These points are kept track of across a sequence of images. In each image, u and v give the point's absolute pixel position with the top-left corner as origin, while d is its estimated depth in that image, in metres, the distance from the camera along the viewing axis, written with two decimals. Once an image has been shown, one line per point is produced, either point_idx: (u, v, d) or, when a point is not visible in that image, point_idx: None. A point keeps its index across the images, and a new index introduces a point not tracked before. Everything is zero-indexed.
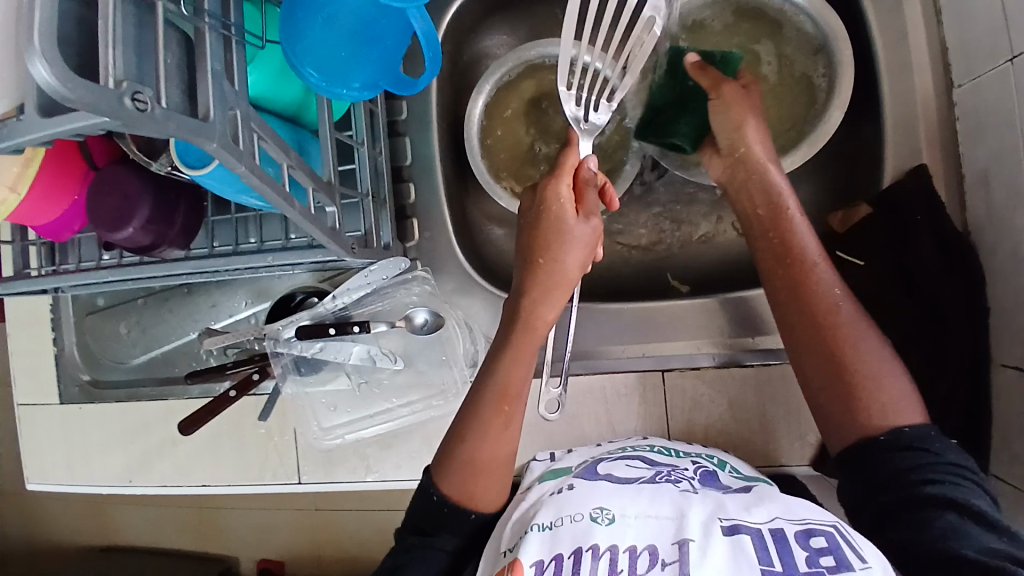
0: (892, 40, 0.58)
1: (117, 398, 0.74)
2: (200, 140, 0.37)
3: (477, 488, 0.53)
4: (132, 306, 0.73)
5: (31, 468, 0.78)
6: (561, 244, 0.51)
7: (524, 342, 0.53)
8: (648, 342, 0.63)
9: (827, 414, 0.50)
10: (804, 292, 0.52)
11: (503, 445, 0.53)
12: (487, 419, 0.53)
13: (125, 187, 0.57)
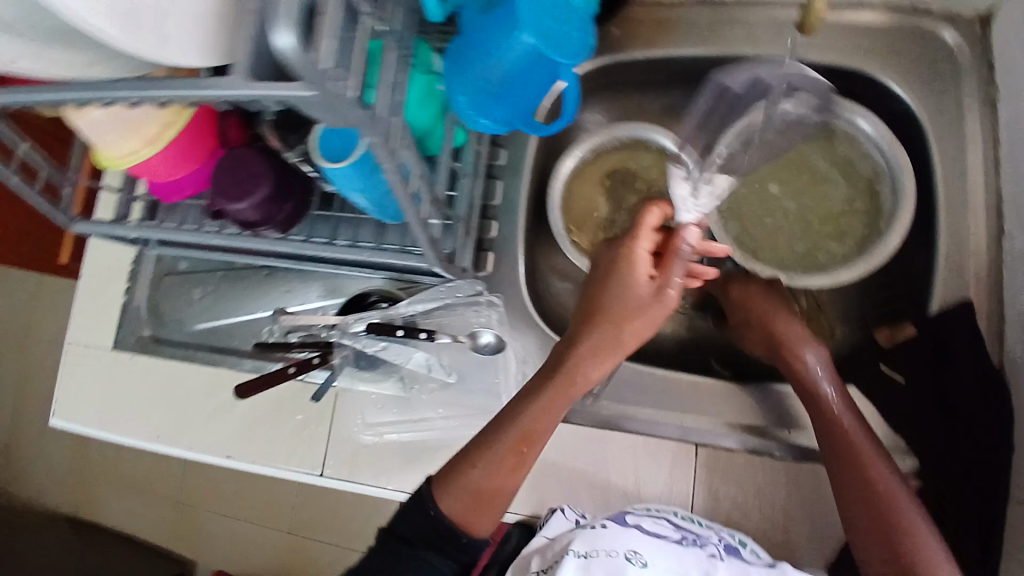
0: (954, 185, 0.64)
1: (170, 356, 0.77)
2: (369, 131, 0.43)
3: (476, 517, 0.54)
4: (212, 275, 0.78)
5: (63, 404, 0.80)
6: (631, 306, 0.57)
7: (558, 394, 0.56)
8: (684, 413, 0.67)
9: (867, 550, 0.53)
10: (861, 472, 0.55)
11: (512, 479, 0.55)
12: (503, 455, 0.55)
13: (251, 168, 0.64)
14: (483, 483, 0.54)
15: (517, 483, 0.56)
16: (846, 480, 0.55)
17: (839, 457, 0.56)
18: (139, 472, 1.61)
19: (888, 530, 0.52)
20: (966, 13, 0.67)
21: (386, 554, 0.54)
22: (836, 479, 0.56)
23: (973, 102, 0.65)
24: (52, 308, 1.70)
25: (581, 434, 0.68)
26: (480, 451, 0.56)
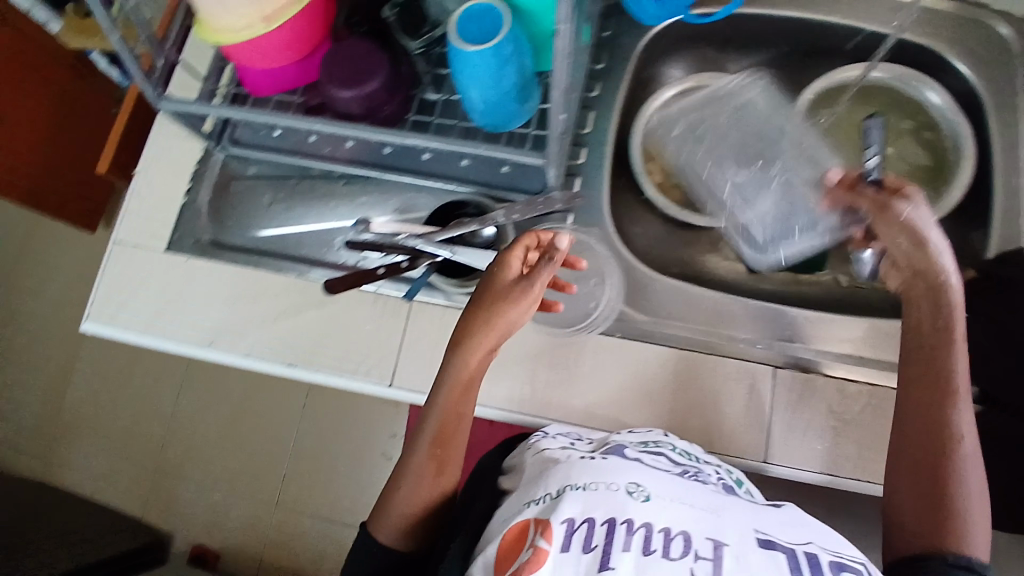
0: (1013, 154, 0.74)
1: (232, 261, 0.73)
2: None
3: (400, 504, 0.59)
4: (284, 182, 0.75)
5: (98, 306, 0.73)
6: (511, 321, 0.59)
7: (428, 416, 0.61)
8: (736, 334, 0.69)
9: (909, 508, 0.55)
10: (937, 419, 0.56)
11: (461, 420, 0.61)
12: (425, 462, 0.60)
13: (367, 56, 0.63)
14: (424, 487, 0.59)
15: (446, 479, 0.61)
16: (919, 428, 0.57)
17: (923, 411, 0.57)
18: (117, 436, 1.50)
19: (925, 473, 0.55)
20: None
21: None
22: (908, 428, 0.57)
23: None
24: (27, 255, 1.59)
25: (661, 356, 0.68)
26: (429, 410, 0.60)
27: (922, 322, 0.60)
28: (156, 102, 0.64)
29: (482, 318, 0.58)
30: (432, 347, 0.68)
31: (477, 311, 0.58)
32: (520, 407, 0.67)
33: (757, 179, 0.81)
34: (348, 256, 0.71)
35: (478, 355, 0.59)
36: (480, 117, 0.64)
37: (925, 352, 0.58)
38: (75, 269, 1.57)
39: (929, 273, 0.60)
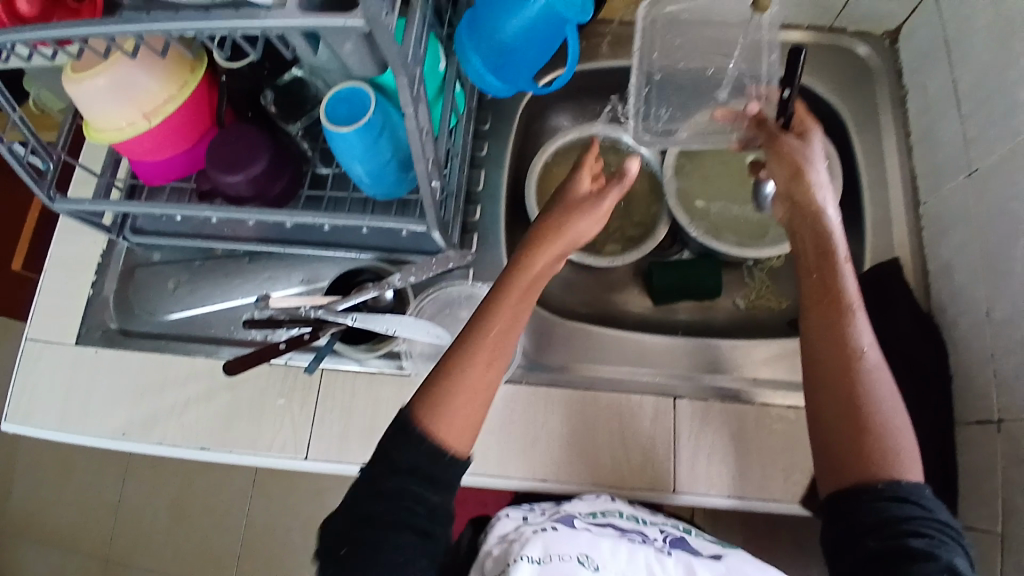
0: (874, 170, 0.81)
1: (141, 349, 0.74)
2: (398, 71, 0.46)
3: (446, 413, 0.52)
4: (188, 265, 0.77)
5: (9, 406, 0.73)
6: (578, 234, 0.61)
7: (480, 354, 0.55)
8: (636, 368, 0.74)
9: (832, 439, 0.56)
10: (839, 335, 0.58)
11: (503, 342, 0.56)
12: (473, 378, 0.54)
13: (250, 141, 0.65)
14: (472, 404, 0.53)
15: (481, 409, 0.54)
16: (829, 349, 0.58)
17: (824, 330, 0.59)
18: (60, 528, 1.45)
19: (847, 401, 0.56)
20: (877, 32, 0.84)
21: None
22: (817, 350, 0.59)
23: (886, 103, 0.82)
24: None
25: (568, 399, 0.71)
26: (475, 345, 0.55)
27: (806, 244, 0.63)
28: (50, 205, 0.65)
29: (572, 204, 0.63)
30: (342, 417, 0.69)
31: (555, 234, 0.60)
32: None
33: (648, 216, 0.86)
34: (254, 333, 0.72)
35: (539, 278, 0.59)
36: (368, 188, 0.67)
37: (814, 271, 0.61)
38: None
39: (801, 195, 0.64)
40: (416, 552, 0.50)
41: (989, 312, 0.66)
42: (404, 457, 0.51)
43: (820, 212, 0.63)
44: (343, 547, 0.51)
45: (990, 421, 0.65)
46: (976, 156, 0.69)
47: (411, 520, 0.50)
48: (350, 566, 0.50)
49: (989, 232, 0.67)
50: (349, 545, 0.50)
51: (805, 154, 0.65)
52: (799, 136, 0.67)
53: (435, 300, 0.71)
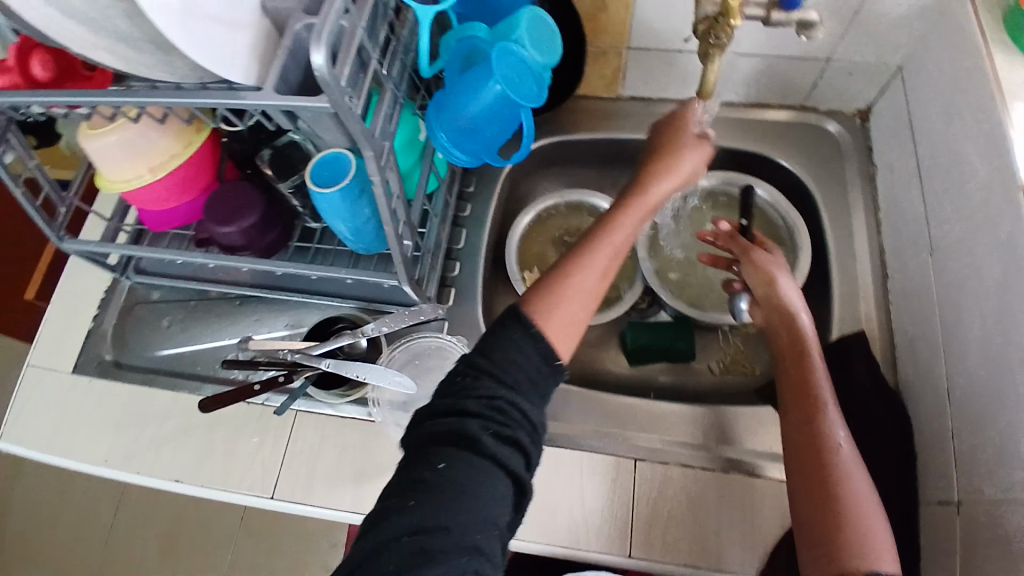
0: (844, 243, 0.83)
1: (130, 381, 0.78)
2: (363, 147, 0.51)
3: (561, 320, 0.54)
4: (183, 305, 0.81)
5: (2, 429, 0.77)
6: (691, 169, 0.65)
7: (595, 250, 0.58)
8: (614, 428, 0.74)
9: (808, 524, 0.55)
10: (814, 425, 0.60)
11: (605, 276, 0.58)
12: (595, 260, 0.58)
13: (245, 196, 0.71)
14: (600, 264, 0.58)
15: (587, 317, 0.56)
16: (804, 438, 0.60)
17: (801, 421, 0.61)
18: (47, 554, 1.47)
19: (821, 486, 0.56)
20: (847, 111, 0.88)
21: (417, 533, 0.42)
22: (795, 440, 0.60)
23: (855, 179, 0.85)
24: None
25: None
26: (608, 233, 0.60)
27: (783, 343, 0.67)
28: (58, 244, 0.71)
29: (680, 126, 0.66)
30: (311, 460, 0.72)
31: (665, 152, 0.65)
32: None
33: (626, 277, 0.89)
34: (234, 372, 0.76)
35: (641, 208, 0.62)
36: (350, 244, 0.72)
37: (788, 368, 0.65)
38: None
39: (774, 304, 0.69)
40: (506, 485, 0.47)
41: (948, 390, 0.66)
42: (493, 358, 0.51)
43: (792, 312, 0.68)
44: (442, 461, 0.46)
45: (950, 502, 0.64)
46: (935, 235, 0.71)
47: (506, 441, 0.48)
48: (441, 480, 0.45)
49: (946, 309, 0.68)
50: (444, 458, 0.46)
51: (777, 266, 0.71)
52: (770, 251, 0.73)
53: (408, 350, 0.74)
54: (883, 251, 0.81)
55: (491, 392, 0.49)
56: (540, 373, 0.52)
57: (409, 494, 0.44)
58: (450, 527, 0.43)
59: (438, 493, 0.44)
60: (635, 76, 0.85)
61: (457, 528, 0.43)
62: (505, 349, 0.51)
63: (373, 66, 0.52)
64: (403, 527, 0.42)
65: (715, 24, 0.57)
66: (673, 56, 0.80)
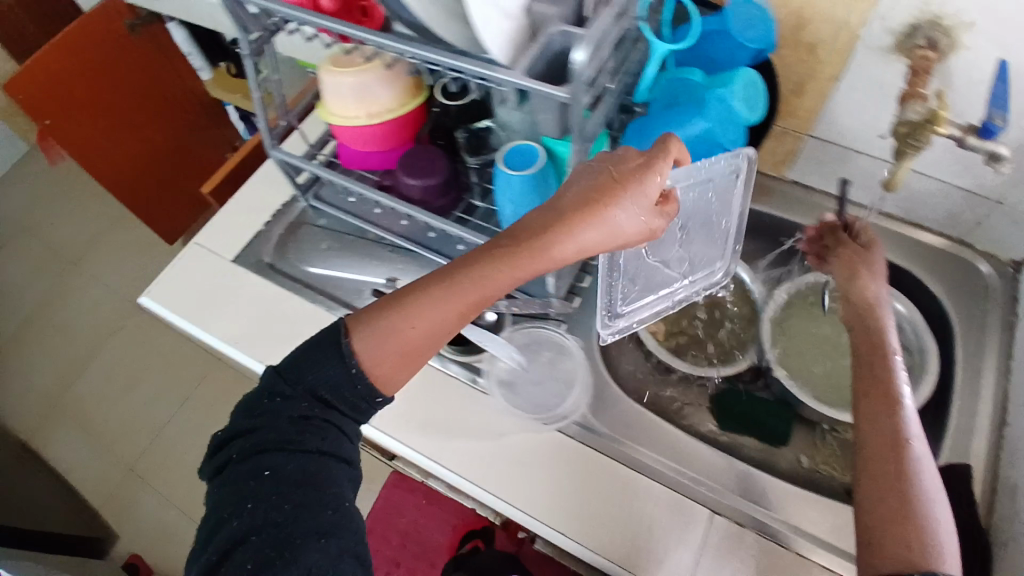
0: (968, 379, 0.82)
1: (282, 284, 0.89)
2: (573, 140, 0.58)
3: (386, 354, 0.57)
4: (342, 236, 0.92)
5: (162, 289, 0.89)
6: (615, 221, 0.55)
7: (450, 292, 0.57)
8: (687, 474, 0.72)
9: (874, 515, 0.55)
10: (886, 417, 0.61)
11: (447, 311, 0.58)
12: (445, 313, 0.58)
13: (435, 159, 0.80)
14: (439, 319, 0.58)
15: (430, 343, 0.59)
16: (875, 434, 0.60)
17: (872, 417, 0.62)
18: (111, 428, 1.66)
19: (891, 482, 0.56)
20: (1003, 257, 0.88)
21: (274, 525, 0.51)
22: (866, 434, 0.61)
23: (995, 322, 0.85)
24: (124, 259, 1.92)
25: (609, 467, 0.73)
26: (478, 275, 0.57)
27: (863, 343, 0.69)
28: (268, 150, 0.82)
29: (611, 178, 0.55)
30: (408, 402, 0.77)
31: (566, 193, 0.56)
32: (471, 478, 0.72)
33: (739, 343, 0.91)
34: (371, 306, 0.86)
35: (511, 257, 0.56)
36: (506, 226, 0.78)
37: (863, 364, 0.67)
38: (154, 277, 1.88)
39: (862, 298, 0.73)
40: (341, 467, 0.57)
41: None
42: (293, 386, 0.57)
43: (876, 312, 0.71)
44: (268, 468, 0.54)
45: None
46: None
47: (327, 437, 0.56)
48: (278, 481, 0.53)
49: None
50: (270, 465, 0.54)
51: (869, 263, 0.75)
52: (868, 253, 0.77)
53: (524, 336, 0.78)
54: (1008, 399, 0.79)
55: (306, 410, 0.56)
56: (367, 394, 0.58)
57: (246, 497, 0.53)
58: (303, 512, 0.52)
59: (294, 489, 0.53)
60: (804, 163, 0.90)
61: (305, 514, 0.52)
62: (319, 373, 0.57)
63: (605, 78, 0.59)
64: (255, 526, 0.51)
65: (918, 128, 0.63)
66: (848, 154, 0.85)
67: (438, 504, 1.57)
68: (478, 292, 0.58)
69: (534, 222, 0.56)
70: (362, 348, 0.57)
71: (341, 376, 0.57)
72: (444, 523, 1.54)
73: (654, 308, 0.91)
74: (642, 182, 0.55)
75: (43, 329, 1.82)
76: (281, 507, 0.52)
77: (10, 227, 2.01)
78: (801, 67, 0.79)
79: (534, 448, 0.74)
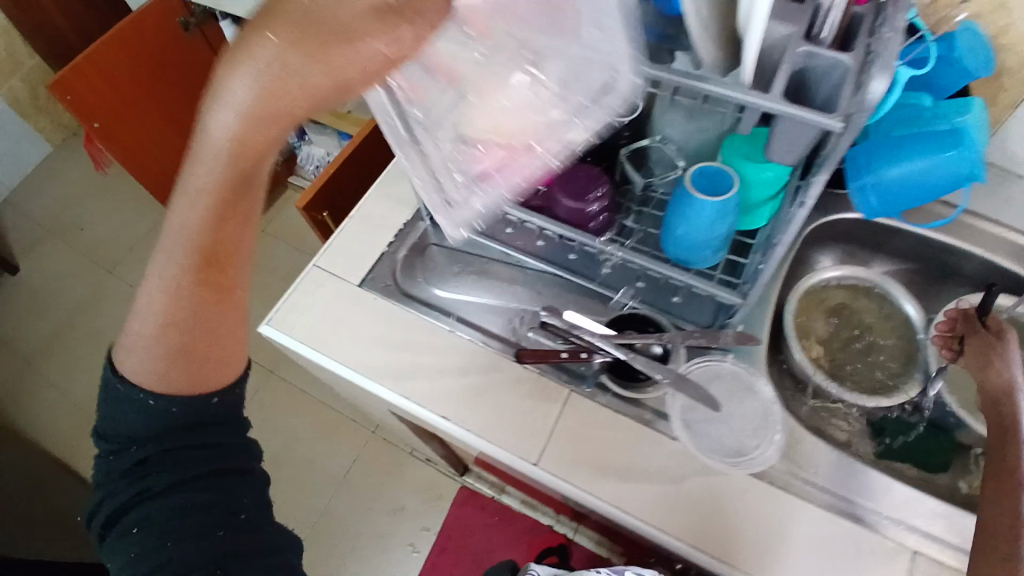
0: None
1: (414, 310, 0.82)
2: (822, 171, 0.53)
3: (201, 366, 0.54)
4: (480, 261, 0.85)
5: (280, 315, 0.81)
6: (297, 91, 0.39)
7: (182, 249, 0.48)
8: (878, 510, 0.70)
9: None
10: (1008, 503, 0.57)
11: (175, 268, 0.49)
12: (177, 277, 0.49)
13: (595, 178, 0.75)
14: (164, 304, 0.50)
15: (219, 322, 0.53)
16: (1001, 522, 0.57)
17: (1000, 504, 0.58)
18: None
19: None
20: None
21: (183, 538, 0.53)
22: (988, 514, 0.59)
23: None
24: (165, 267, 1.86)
25: (802, 506, 0.70)
26: (187, 219, 0.47)
27: (995, 422, 0.65)
28: None
29: (298, 24, 0.39)
30: (577, 443, 0.73)
31: (221, 70, 0.39)
32: (659, 522, 0.69)
33: (897, 367, 0.89)
34: (521, 332, 0.80)
35: (205, 198, 0.45)
36: (677, 249, 0.73)
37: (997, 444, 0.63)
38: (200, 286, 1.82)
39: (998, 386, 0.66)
40: (234, 477, 0.57)
41: None
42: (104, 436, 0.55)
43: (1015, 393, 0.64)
44: (137, 526, 0.53)
45: None
46: None
47: (131, 459, 0.54)
48: (152, 493, 0.54)
49: None
50: (135, 522, 0.53)
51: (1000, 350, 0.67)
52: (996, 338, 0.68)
53: (699, 370, 0.73)
54: None
55: (107, 469, 0.55)
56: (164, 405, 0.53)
57: (139, 559, 0.52)
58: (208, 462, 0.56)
59: (192, 522, 0.53)
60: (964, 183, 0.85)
61: (167, 483, 0.54)
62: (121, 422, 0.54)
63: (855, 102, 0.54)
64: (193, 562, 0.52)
65: None
66: None
67: (511, 520, 1.55)
68: (196, 238, 0.47)
69: (218, 149, 0.42)
70: (196, 373, 0.54)
71: (138, 416, 0.53)
72: (518, 538, 1.52)
73: (804, 333, 0.90)
74: (331, 48, 0.39)
75: (86, 341, 1.75)
76: (174, 519, 0.53)
77: (37, 233, 1.92)
78: (971, 93, 0.75)
79: (720, 489, 0.70)
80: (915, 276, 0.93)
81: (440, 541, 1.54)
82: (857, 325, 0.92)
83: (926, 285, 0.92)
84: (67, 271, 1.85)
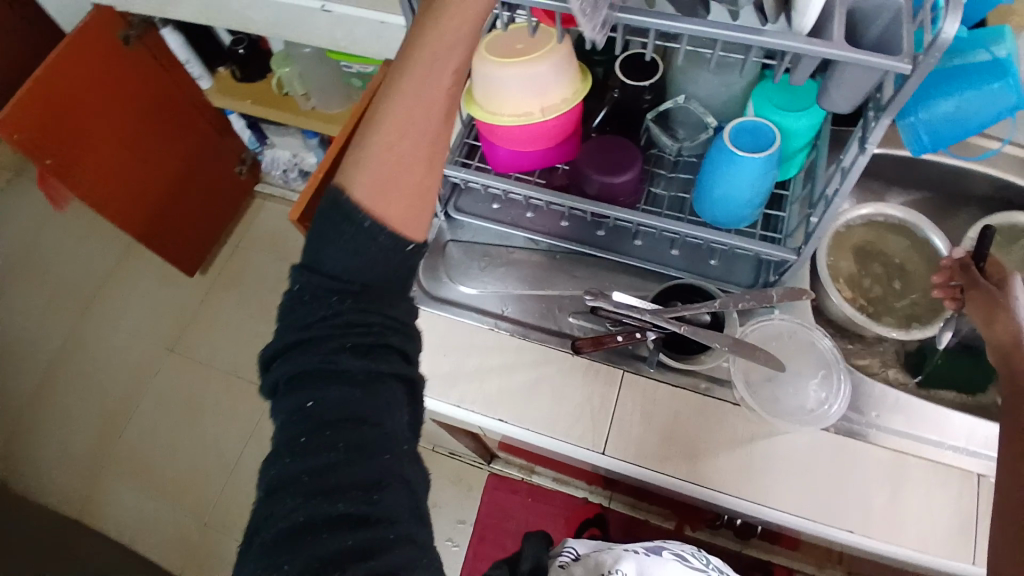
0: None
1: (449, 311, 0.78)
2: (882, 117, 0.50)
3: (411, 214, 0.49)
4: (503, 251, 0.82)
5: None
6: None
7: (419, 72, 0.48)
8: (936, 440, 0.70)
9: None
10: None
11: (418, 91, 0.49)
12: (415, 105, 0.49)
13: (624, 150, 0.72)
14: (385, 155, 0.48)
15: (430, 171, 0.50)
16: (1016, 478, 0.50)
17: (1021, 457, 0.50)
18: (169, 484, 1.53)
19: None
20: None
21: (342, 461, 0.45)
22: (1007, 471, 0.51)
23: None
24: (142, 299, 1.75)
25: (871, 451, 0.70)
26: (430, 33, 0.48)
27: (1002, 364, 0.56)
28: None
29: None
30: (642, 423, 0.71)
31: None
32: (738, 491, 0.68)
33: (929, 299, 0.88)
34: (563, 321, 0.77)
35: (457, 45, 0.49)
36: (716, 214, 0.70)
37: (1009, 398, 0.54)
38: (182, 313, 1.73)
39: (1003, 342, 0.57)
40: (401, 387, 0.49)
41: None
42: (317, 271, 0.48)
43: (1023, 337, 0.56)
44: (312, 399, 0.46)
45: None
46: None
47: (299, 359, 0.47)
48: (322, 396, 0.46)
49: None
50: (315, 397, 0.46)
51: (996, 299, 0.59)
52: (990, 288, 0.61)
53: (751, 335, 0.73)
54: None
55: (334, 305, 0.48)
56: (395, 245, 0.49)
57: (297, 436, 0.46)
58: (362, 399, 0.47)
59: (350, 430, 0.46)
60: None
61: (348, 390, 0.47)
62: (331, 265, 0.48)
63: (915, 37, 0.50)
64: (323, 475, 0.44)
65: None
66: None
67: (546, 498, 1.53)
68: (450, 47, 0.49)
69: None
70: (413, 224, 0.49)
71: (351, 248, 0.47)
72: (555, 514, 1.51)
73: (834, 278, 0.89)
74: None
75: (71, 388, 1.65)
76: (341, 417, 0.46)
77: None
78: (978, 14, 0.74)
79: (792, 448, 0.69)
80: (931, 204, 0.93)
81: (479, 529, 1.52)
82: (884, 262, 0.91)
83: (942, 211, 0.93)
84: (37, 319, 1.74)
